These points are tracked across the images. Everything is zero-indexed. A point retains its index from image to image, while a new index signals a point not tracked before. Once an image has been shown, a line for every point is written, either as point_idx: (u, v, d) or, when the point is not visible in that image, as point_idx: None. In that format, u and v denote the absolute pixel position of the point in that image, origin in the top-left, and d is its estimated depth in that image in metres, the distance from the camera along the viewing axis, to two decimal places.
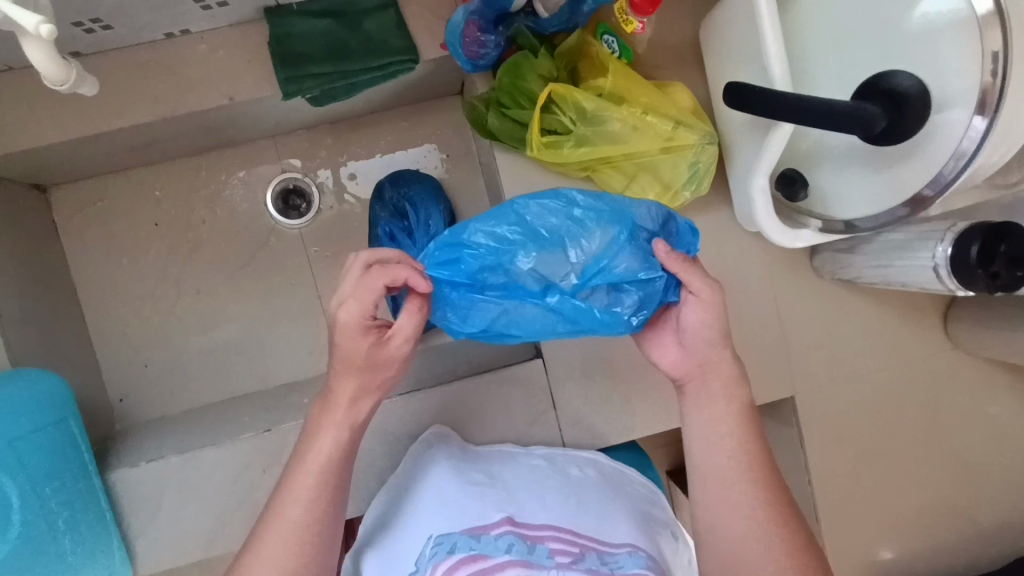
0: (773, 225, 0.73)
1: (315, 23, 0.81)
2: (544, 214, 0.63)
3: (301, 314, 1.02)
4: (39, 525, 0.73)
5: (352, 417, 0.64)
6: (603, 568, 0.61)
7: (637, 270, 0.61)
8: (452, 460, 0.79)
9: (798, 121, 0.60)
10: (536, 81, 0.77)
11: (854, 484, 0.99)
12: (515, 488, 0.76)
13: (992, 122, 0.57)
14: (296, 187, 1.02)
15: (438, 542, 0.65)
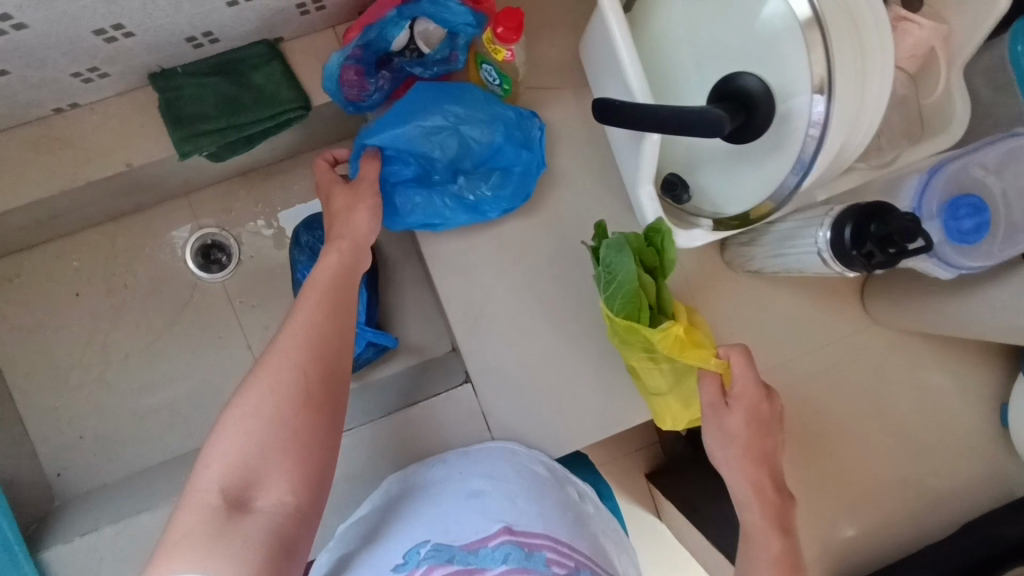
0: (665, 227, 0.74)
1: (203, 82, 0.83)
2: (438, 119, 0.78)
3: (236, 364, 1.02)
4: None
5: (337, 267, 0.72)
6: None
7: (507, 154, 0.81)
8: (459, 466, 0.81)
9: (661, 129, 0.61)
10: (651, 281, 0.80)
11: (808, 467, 1.00)
12: (517, 490, 0.76)
13: (832, 104, 0.59)
14: (215, 242, 1.02)
15: (434, 547, 0.66)
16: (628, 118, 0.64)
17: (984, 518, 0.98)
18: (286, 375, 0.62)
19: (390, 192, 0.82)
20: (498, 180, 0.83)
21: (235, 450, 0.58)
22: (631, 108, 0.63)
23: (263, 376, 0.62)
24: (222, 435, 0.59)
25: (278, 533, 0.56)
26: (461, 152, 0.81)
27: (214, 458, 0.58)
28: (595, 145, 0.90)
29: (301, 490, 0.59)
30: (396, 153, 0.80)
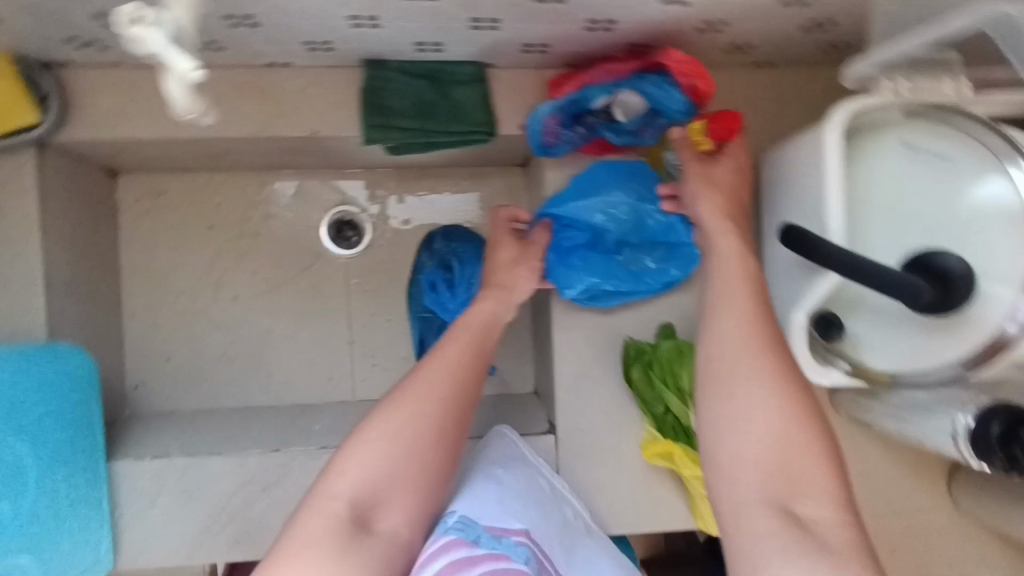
0: (806, 359, 0.75)
1: (410, 81, 0.85)
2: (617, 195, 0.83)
3: (330, 339, 1.04)
4: (46, 501, 0.75)
5: (489, 315, 0.75)
6: None
7: (678, 236, 0.84)
8: (487, 457, 0.80)
9: (850, 275, 0.63)
10: None
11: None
12: (528, 496, 0.76)
13: None
14: (350, 220, 1.05)
15: (462, 521, 0.65)
16: (820, 256, 0.65)
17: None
18: (429, 406, 0.65)
19: (564, 256, 0.85)
20: (664, 254, 0.85)
21: (371, 471, 0.61)
22: (829, 249, 0.64)
23: (407, 403, 0.64)
24: (358, 453, 0.62)
25: (393, 555, 0.59)
26: (633, 228, 0.83)
27: (347, 472, 0.61)
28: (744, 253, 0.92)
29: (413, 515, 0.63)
30: (570, 222, 0.84)
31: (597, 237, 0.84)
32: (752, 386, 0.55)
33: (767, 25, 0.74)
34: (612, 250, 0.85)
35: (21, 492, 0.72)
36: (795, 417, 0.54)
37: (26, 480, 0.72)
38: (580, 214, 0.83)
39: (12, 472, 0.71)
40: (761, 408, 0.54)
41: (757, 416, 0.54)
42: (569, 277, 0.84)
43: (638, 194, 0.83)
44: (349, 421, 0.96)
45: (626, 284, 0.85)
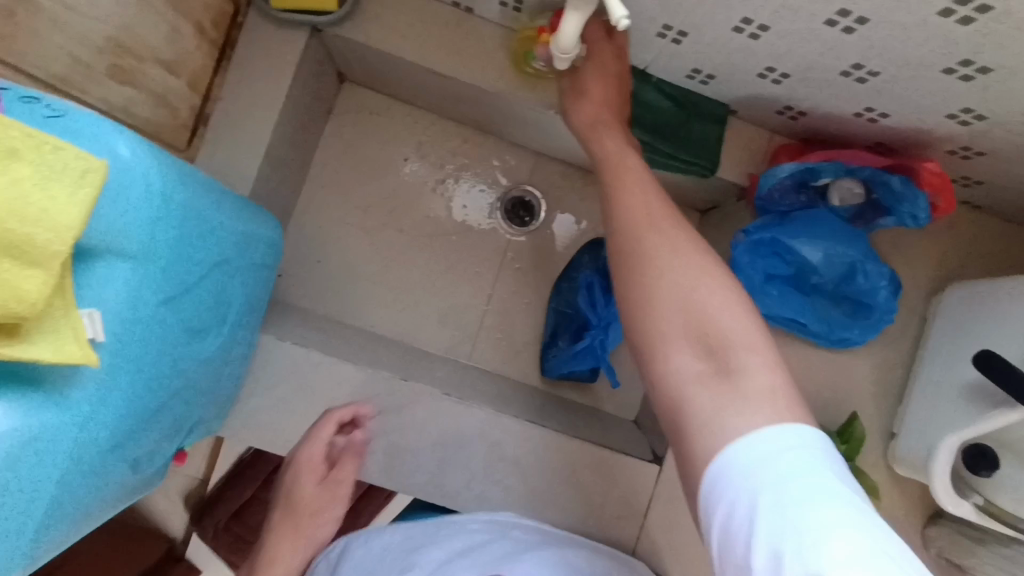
0: (943, 481, 0.77)
1: (660, 100, 0.90)
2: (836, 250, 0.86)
3: (469, 300, 1.08)
4: (228, 345, 0.73)
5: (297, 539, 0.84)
6: None
7: (881, 303, 0.87)
8: (424, 525, 0.85)
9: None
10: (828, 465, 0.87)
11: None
12: (457, 542, 0.81)
13: None
14: (528, 202, 1.11)
15: None
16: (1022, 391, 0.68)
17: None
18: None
19: (764, 282, 0.88)
20: (853, 312, 0.89)
21: None
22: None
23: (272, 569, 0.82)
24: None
25: None
26: (837, 278, 0.88)
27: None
28: (898, 368, 0.94)
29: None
30: (788, 253, 0.87)
31: (798, 273, 0.88)
32: (659, 244, 0.61)
33: (1017, 168, 0.79)
34: (802, 288, 0.89)
35: (221, 326, 0.70)
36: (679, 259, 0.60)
37: (227, 316, 0.71)
38: (795, 251, 0.86)
39: (221, 319, 0.69)
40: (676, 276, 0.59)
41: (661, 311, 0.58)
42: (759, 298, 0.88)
43: (857, 253, 0.86)
44: (466, 382, 0.98)
45: (811, 321, 0.88)
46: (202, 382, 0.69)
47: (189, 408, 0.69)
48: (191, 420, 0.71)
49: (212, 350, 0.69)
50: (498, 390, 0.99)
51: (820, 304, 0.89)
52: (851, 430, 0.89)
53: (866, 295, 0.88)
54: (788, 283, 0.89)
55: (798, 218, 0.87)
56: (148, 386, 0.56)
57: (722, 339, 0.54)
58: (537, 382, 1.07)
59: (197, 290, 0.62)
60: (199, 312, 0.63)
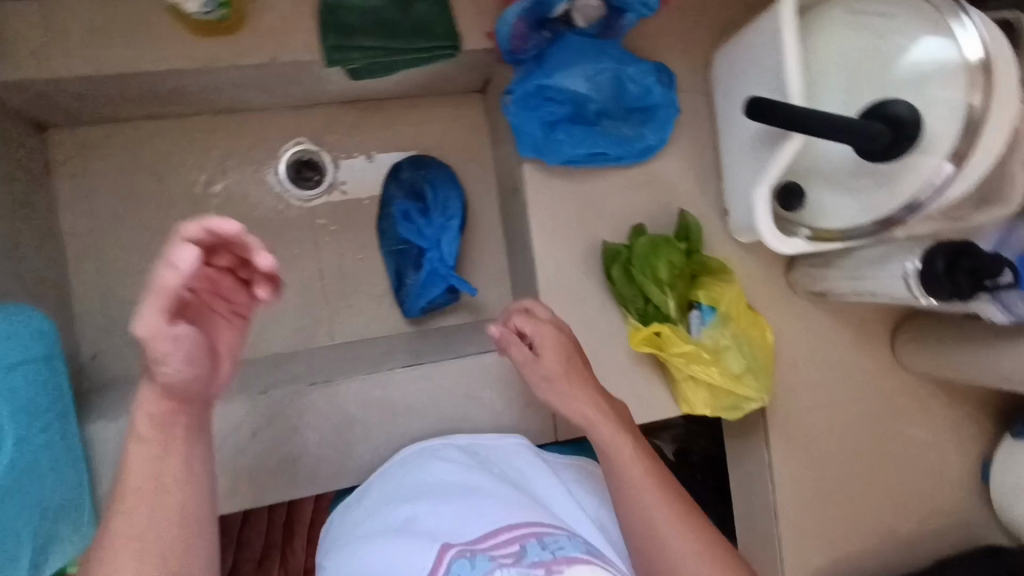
0: (770, 230, 0.82)
1: (369, 0, 0.85)
2: (596, 69, 0.85)
3: (303, 283, 1.02)
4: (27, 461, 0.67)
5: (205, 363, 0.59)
6: (545, 559, 0.69)
7: (661, 98, 0.89)
8: (403, 462, 0.88)
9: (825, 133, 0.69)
10: (669, 266, 0.92)
11: (809, 493, 1.08)
12: (452, 488, 0.83)
13: (959, 165, 0.70)
14: (310, 160, 1.03)
15: None
16: (789, 121, 0.71)
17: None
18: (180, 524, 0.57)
19: (549, 130, 0.87)
20: (641, 119, 0.90)
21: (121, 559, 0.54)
22: (794, 112, 0.71)
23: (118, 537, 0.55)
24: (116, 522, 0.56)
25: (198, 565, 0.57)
26: (613, 94, 0.87)
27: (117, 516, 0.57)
28: (705, 151, 0.97)
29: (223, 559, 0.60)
30: (556, 92, 0.85)
31: (576, 107, 0.87)
32: (565, 389, 0.79)
33: None
34: (586, 120, 0.88)
35: None
36: (597, 399, 0.80)
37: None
38: (563, 88, 0.85)
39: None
40: (577, 396, 0.79)
41: (581, 404, 0.79)
42: (552, 148, 0.87)
43: (618, 61, 0.85)
44: (334, 363, 0.94)
45: (607, 146, 0.89)
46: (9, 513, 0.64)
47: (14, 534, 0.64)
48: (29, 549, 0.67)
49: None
50: (370, 353, 0.96)
51: (609, 125, 0.89)
52: (687, 227, 0.95)
53: (645, 97, 0.88)
54: (572, 120, 0.88)
55: (551, 55, 0.85)
56: None
57: (657, 527, 0.71)
58: (409, 325, 1.05)
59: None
60: None
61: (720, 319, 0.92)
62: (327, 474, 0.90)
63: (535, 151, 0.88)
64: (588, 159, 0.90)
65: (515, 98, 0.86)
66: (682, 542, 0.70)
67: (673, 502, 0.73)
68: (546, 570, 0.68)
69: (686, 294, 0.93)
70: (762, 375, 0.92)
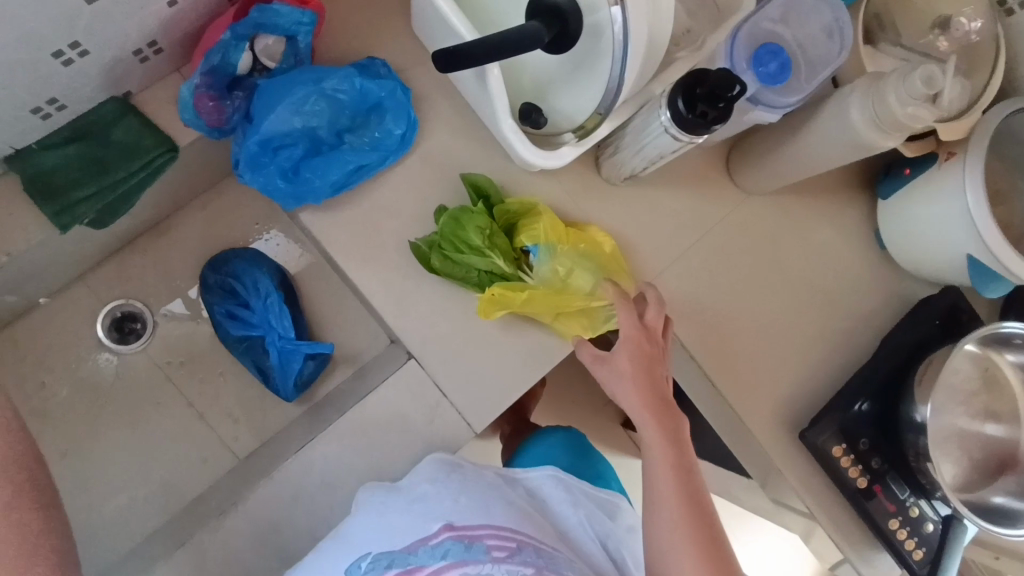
0: (535, 155, 0.81)
1: (64, 152, 0.84)
2: (302, 100, 0.84)
3: (181, 425, 1.01)
4: None
5: None
6: (537, 563, 0.76)
7: (380, 90, 0.88)
8: (432, 468, 0.90)
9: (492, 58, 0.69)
10: (478, 230, 0.91)
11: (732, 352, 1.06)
12: (472, 484, 0.87)
13: (625, 5, 0.71)
14: (125, 313, 1.02)
15: (373, 563, 0.76)
16: (466, 58, 0.70)
17: (903, 355, 1.06)
18: None
19: (295, 176, 0.87)
20: (377, 118, 0.90)
21: None
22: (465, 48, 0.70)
23: None
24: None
25: None
26: (333, 111, 0.87)
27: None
28: (458, 109, 0.96)
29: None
30: (279, 139, 0.85)
31: (307, 141, 0.87)
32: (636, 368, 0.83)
33: None
34: (326, 146, 0.88)
35: None
36: (660, 415, 0.81)
37: None
38: (283, 132, 0.85)
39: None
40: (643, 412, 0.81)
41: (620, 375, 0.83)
42: (308, 188, 0.87)
43: (318, 82, 0.84)
44: (238, 482, 0.94)
45: (358, 158, 0.89)
46: None
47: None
48: None
49: None
50: (269, 454, 0.96)
51: (350, 138, 0.89)
52: (475, 186, 0.94)
53: (364, 97, 0.88)
54: (313, 154, 0.88)
55: (255, 110, 0.84)
56: None
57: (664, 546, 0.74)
58: (300, 407, 1.04)
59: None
60: None
61: (549, 253, 0.93)
62: None
63: (296, 200, 0.87)
64: (351, 178, 0.90)
65: (247, 165, 0.85)
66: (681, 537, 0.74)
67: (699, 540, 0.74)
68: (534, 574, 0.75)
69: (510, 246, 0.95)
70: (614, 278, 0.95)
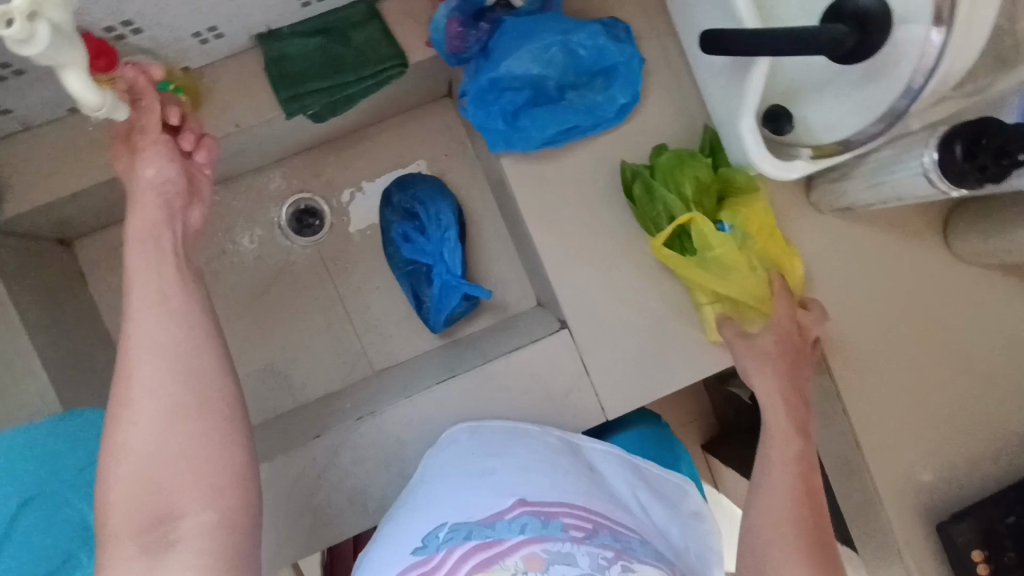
0: (765, 160, 0.77)
1: (307, 42, 0.86)
2: (544, 45, 0.82)
3: (331, 325, 1.06)
4: None
5: None
6: (615, 546, 0.69)
7: (620, 54, 0.84)
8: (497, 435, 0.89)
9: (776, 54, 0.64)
10: (690, 182, 0.88)
11: (887, 420, 0.99)
12: (536, 464, 0.83)
13: (948, 34, 0.61)
14: (308, 207, 1.06)
15: (451, 530, 0.71)
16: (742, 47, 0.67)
17: None
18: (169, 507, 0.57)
19: (513, 120, 0.85)
20: (605, 81, 0.87)
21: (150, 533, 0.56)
22: (744, 35, 0.66)
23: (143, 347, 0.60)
24: (120, 413, 0.58)
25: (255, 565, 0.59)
26: (567, 65, 0.84)
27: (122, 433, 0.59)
28: (684, 92, 0.91)
29: (240, 515, 0.59)
30: (508, 81, 0.83)
31: (533, 89, 0.85)
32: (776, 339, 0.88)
33: None
34: (548, 99, 0.86)
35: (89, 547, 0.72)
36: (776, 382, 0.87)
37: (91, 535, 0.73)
38: (515, 74, 0.83)
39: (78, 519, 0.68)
40: (760, 368, 0.88)
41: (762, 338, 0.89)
42: (519, 135, 0.85)
43: (564, 31, 0.82)
44: (373, 394, 0.97)
45: (576, 118, 0.86)
46: None
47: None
48: None
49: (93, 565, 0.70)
50: (405, 377, 0.99)
51: (572, 96, 0.87)
52: (713, 141, 0.89)
53: (602, 58, 0.84)
54: (534, 103, 0.86)
55: (494, 45, 0.83)
56: None
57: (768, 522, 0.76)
58: (438, 340, 1.06)
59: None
60: (24, 561, 0.64)
61: (745, 236, 0.87)
62: (391, 502, 0.93)
63: (506, 145, 0.85)
64: (562, 136, 0.87)
65: (471, 97, 0.84)
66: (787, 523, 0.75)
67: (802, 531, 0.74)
68: (615, 555, 0.67)
69: (710, 215, 0.89)
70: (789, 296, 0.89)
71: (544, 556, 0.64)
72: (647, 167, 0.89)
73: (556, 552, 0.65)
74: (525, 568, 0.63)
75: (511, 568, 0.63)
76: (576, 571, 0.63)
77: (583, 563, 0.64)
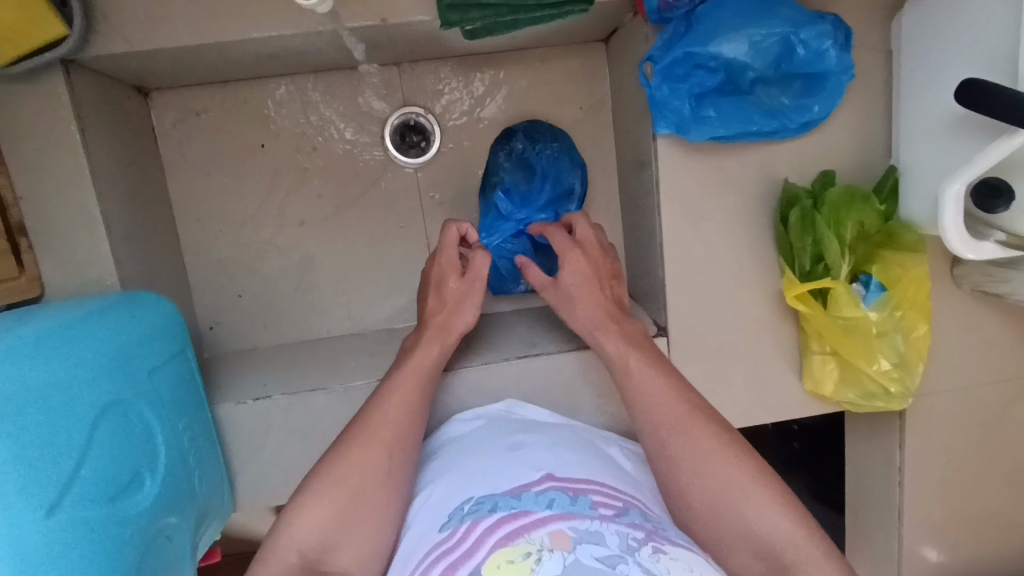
0: (962, 236, 0.68)
1: None
2: (766, 33, 0.72)
3: (409, 256, 0.99)
4: (176, 475, 0.70)
5: None
6: (646, 526, 0.61)
7: (839, 63, 0.74)
8: (530, 420, 0.81)
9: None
10: (851, 226, 0.79)
11: (938, 504, 0.98)
12: (567, 442, 0.76)
13: None
14: (416, 123, 0.96)
15: (477, 501, 0.65)
16: (1008, 112, 0.59)
17: None
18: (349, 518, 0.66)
19: (695, 105, 0.75)
20: (805, 87, 0.77)
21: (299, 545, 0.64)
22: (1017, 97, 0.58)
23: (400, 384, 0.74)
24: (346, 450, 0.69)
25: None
26: (776, 60, 0.74)
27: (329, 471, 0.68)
28: (875, 119, 0.81)
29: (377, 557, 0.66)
30: (708, 60, 0.73)
31: (729, 75, 0.74)
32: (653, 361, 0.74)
33: None
34: (739, 90, 0.76)
35: (153, 474, 0.66)
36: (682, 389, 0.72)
37: (157, 464, 0.66)
38: (719, 55, 0.72)
39: (140, 425, 0.65)
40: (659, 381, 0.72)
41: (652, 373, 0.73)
42: (694, 121, 0.76)
43: (791, 22, 0.72)
44: None
45: (763, 120, 0.76)
46: (173, 519, 0.68)
47: (176, 502, 0.69)
48: (187, 526, 0.71)
49: (150, 501, 0.64)
50: (477, 336, 0.93)
51: (766, 95, 0.76)
52: (893, 186, 0.81)
53: (819, 63, 0.74)
54: (723, 90, 0.76)
55: (709, 14, 0.72)
56: (103, 547, 0.56)
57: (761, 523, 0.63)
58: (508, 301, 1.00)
59: (22, 427, 0.51)
60: (105, 472, 0.59)
61: (890, 296, 0.80)
62: None
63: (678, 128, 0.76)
64: (737, 136, 0.77)
65: (661, 66, 0.74)
66: (791, 531, 0.61)
67: (812, 537, 0.61)
68: (645, 536, 0.59)
69: (857, 262, 0.81)
70: (911, 371, 0.82)
71: (571, 534, 0.57)
72: (808, 196, 0.80)
73: (583, 531, 0.58)
74: (551, 546, 0.56)
75: (538, 546, 0.56)
76: (604, 550, 0.56)
77: (610, 542, 0.57)
